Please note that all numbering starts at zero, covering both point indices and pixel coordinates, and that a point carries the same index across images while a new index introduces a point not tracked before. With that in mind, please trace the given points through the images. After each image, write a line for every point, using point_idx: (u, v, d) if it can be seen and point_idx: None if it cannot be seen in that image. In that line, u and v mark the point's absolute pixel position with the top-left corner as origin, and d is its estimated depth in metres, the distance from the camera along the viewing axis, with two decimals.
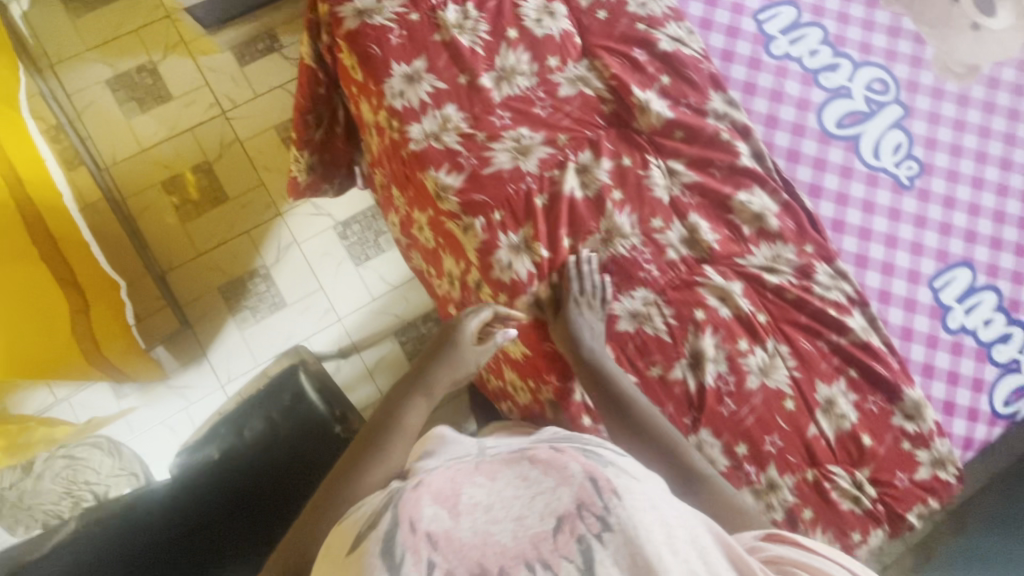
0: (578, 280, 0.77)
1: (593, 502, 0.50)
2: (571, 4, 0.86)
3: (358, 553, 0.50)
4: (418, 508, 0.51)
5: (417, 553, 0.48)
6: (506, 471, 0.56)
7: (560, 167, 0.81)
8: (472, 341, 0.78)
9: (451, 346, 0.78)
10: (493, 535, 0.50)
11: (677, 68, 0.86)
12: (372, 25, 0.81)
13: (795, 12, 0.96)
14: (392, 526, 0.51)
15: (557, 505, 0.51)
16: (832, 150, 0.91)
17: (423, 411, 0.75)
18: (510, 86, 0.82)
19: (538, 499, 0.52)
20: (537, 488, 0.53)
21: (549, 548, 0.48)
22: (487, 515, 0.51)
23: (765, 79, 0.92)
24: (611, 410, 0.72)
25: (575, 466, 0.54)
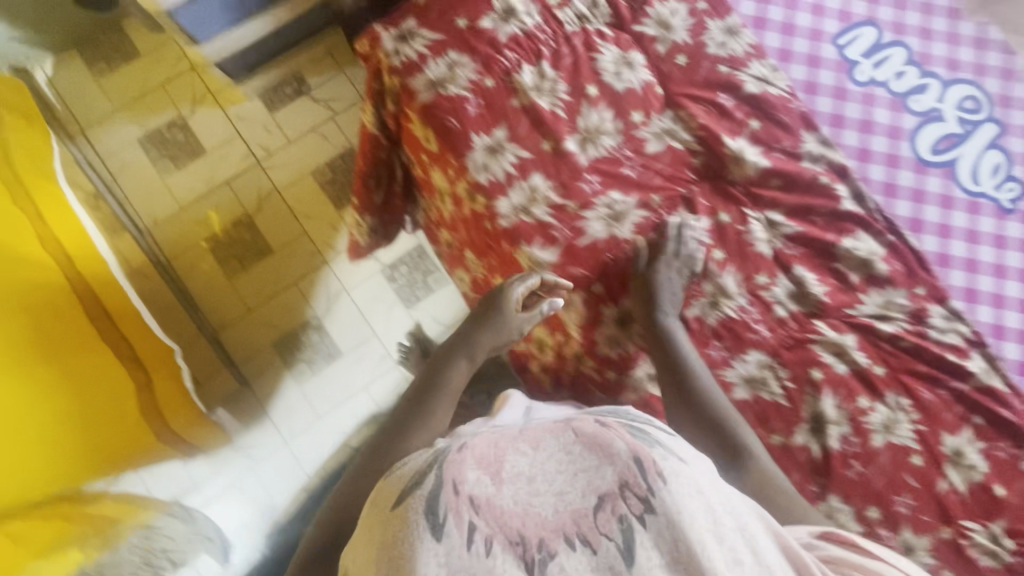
0: (678, 275, 0.75)
1: (638, 484, 0.45)
2: (648, 51, 0.82)
3: (401, 508, 0.46)
4: (462, 471, 0.47)
5: (459, 516, 0.44)
6: (553, 439, 0.50)
7: (655, 230, 0.77)
8: (516, 307, 0.75)
9: (495, 312, 0.74)
10: (535, 509, 0.46)
11: (766, 110, 0.81)
12: (448, 96, 0.77)
13: (876, 32, 0.91)
14: (433, 488, 0.46)
15: (603, 484, 0.46)
16: (930, 179, 0.87)
17: (466, 375, 0.73)
18: (596, 148, 0.78)
19: (580, 477, 0.47)
20: (581, 466, 0.48)
21: (589, 525, 0.45)
22: (530, 486, 0.47)
23: (852, 110, 0.88)
24: (676, 377, 0.71)
25: (621, 445, 0.48)
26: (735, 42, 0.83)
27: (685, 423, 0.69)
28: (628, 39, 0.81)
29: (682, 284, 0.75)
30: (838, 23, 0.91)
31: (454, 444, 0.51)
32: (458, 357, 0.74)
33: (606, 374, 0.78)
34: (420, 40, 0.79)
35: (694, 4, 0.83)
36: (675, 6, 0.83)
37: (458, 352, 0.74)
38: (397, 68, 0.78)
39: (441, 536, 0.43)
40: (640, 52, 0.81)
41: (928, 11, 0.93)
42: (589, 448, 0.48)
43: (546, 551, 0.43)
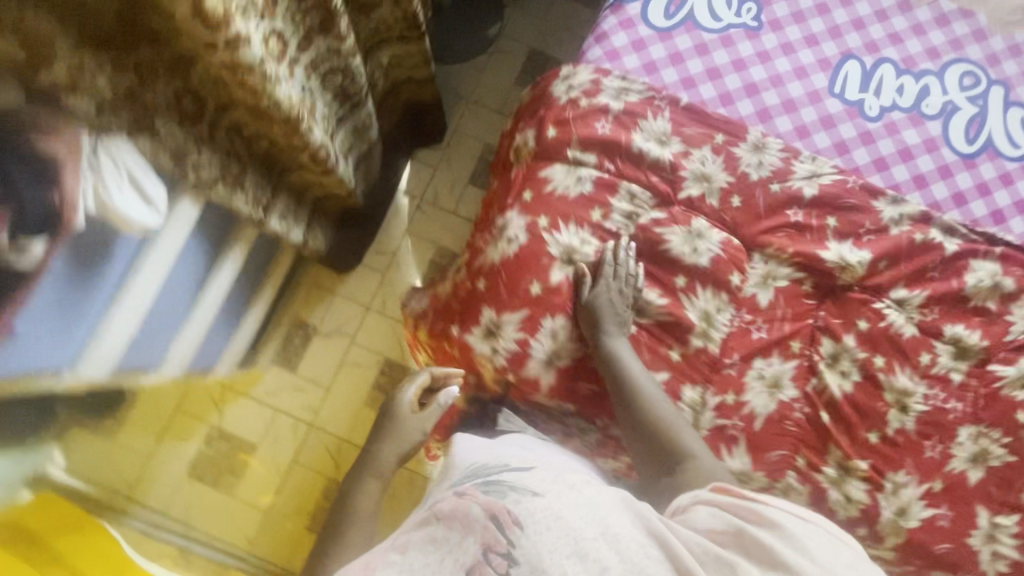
0: (620, 294, 0.75)
1: (497, 543, 0.52)
2: (704, 210, 0.81)
3: None
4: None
5: None
6: (420, 534, 0.56)
7: (813, 372, 0.77)
8: (413, 410, 0.81)
9: (398, 423, 0.80)
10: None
11: (832, 202, 0.81)
12: (566, 364, 0.77)
13: (858, 62, 0.93)
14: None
15: (468, 558, 0.51)
16: (982, 166, 0.89)
17: (375, 493, 0.76)
18: (719, 329, 0.77)
19: (447, 560, 0.52)
20: (449, 546, 0.53)
21: None
22: None
23: (885, 144, 0.89)
24: (630, 391, 0.72)
25: (476, 509, 0.55)
26: (767, 155, 0.83)
27: (632, 435, 0.72)
28: (681, 210, 0.80)
29: (624, 301, 0.75)
30: (825, 73, 0.92)
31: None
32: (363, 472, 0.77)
33: (859, 532, 0.73)
34: (509, 327, 0.76)
35: (714, 142, 0.83)
36: (701, 154, 0.82)
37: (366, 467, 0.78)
38: (505, 366, 0.76)
39: None
40: (699, 216, 0.80)
41: (886, 17, 0.95)
42: (449, 525, 0.54)
43: None
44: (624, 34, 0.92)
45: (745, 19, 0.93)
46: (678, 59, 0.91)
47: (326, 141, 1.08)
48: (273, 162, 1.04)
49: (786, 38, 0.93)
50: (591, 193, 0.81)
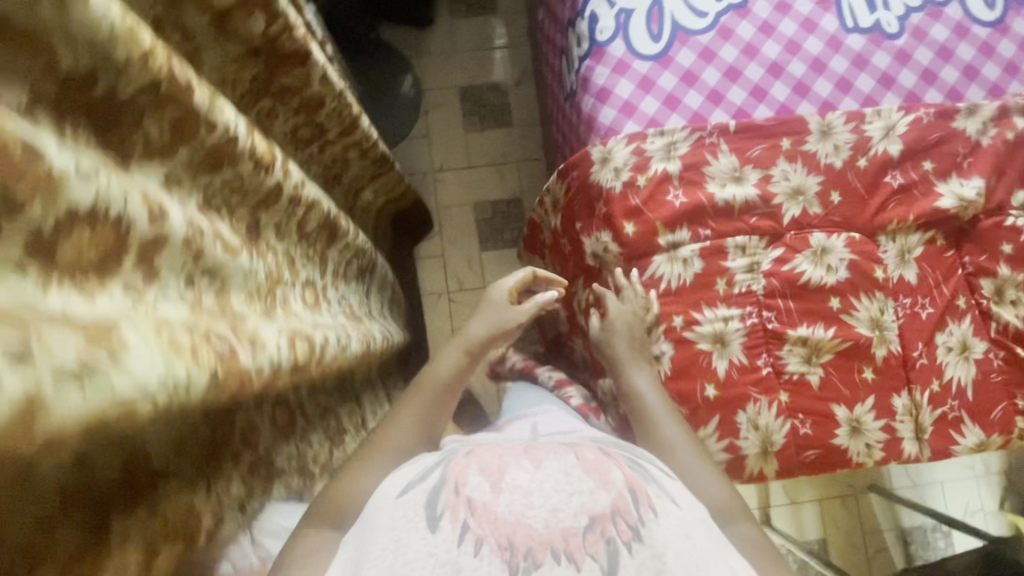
0: (637, 316, 0.74)
1: (629, 513, 0.49)
2: (813, 222, 0.77)
3: (403, 499, 0.52)
4: (464, 474, 0.51)
5: (455, 514, 0.48)
6: (554, 459, 0.52)
7: (987, 316, 0.76)
8: (510, 301, 0.83)
9: (498, 306, 0.82)
10: (527, 520, 0.47)
11: (920, 147, 0.78)
12: (782, 447, 0.73)
13: None
14: (438, 483, 0.51)
15: (595, 507, 0.48)
16: (1014, 24, 0.86)
17: (460, 359, 0.75)
18: (891, 327, 0.75)
19: (575, 496, 0.49)
20: (576, 486, 0.49)
21: (576, 544, 0.47)
22: (527, 498, 0.49)
23: (922, 53, 0.85)
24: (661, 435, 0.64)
25: (618, 475, 0.52)
26: (838, 133, 0.79)
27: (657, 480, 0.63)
28: (794, 234, 0.76)
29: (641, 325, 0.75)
30: (831, 12, 0.86)
31: (464, 449, 0.57)
32: (455, 348, 0.76)
33: None
34: (710, 441, 0.73)
35: (784, 151, 0.78)
36: (780, 170, 0.78)
37: (462, 345, 0.76)
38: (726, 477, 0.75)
39: (435, 527, 0.48)
40: (814, 231, 0.76)
41: None
42: (587, 472, 0.51)
43: (531, 560, 0.46)
44: (625, 80, 0.84)
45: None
46: (692, 78, 0.84)
47: (372, 326, 0.97)
48: (345, 382, 0.94)
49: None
50: (704, 267, 0.76)
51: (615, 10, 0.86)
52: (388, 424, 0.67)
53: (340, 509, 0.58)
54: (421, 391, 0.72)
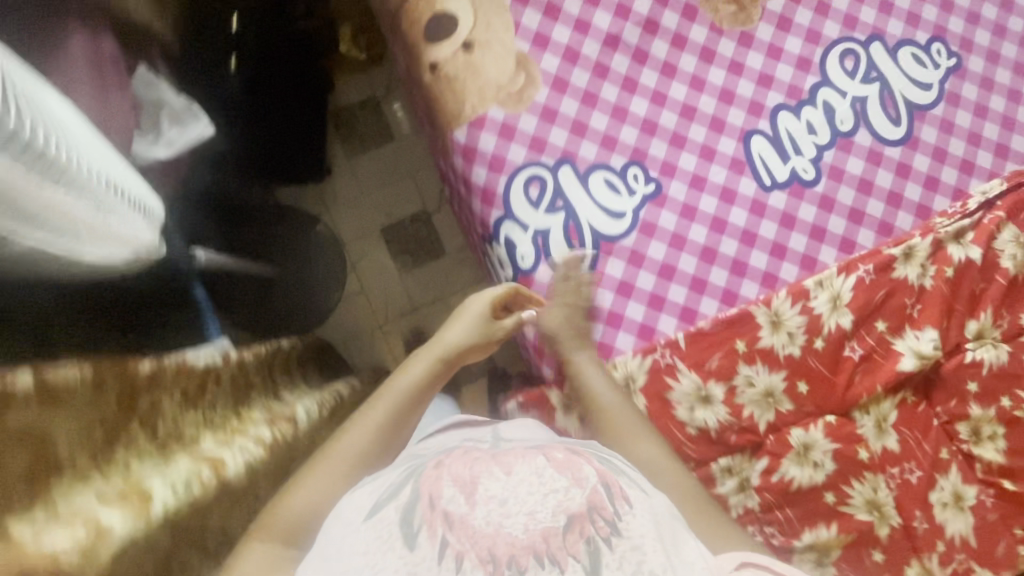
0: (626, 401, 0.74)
1: (604, 508, 0.51)
2: (788, 420, 0.75)
3: (375, 518, 0.50)
4: (439, 487, 0.51)
5: (432, 528, 0.48)
6: (524, 463, 0.54)
7: (970, 457, 0.77)
8: (490, 317, 0.74)
9: (479, 316, 0.73)
10: (506, 529, 0.48)
11: (868, 311, 0.77)
12: None
13: (760, 136, 0.83)
14: (409, 501, 0.51)
15: (572, 505, 0.50)
16: (922, 133, 0.84)
17: (430, 367, 0.70)
18: (888, 501, 0.75)
19: (549, 496, 0.50)
20: (551, 486, 0.51)
21: (557, 544, 0.47)
22: (502, 507, 0.50)
23: (844, 193, 0.82)
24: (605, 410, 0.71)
25: (589, 468, 0.54)
26: (788, 321, 0.76)
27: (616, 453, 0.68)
28: (773, 439, 0.75)
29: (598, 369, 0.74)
30: (747, 174, 0.82)
31: (430, 460, 0.57)
32: (431, 355, 0.70)
33: None
34: None
35: (741, 356, 0.75)
36: (743, 376, 0.75)
37: (439, 350, 0.70)
38: None
39: (412, 544, 0.47)
40: (792, 430, 0.75)
41: (743, 66, 0.84)
42: (559, 469, 0.53)
43: (515, 568, 0.46)
44: None
45: (641, 190, 0.81)
46: (629, 288, 0.80)
47: None
48: None
49: (690, 174, 0.82)
50: None
51: (530, 232, 0.80)
52: (351, 430, 0.64)
53: (294, 524, 0.56)
54: (391, 399, 0.67)
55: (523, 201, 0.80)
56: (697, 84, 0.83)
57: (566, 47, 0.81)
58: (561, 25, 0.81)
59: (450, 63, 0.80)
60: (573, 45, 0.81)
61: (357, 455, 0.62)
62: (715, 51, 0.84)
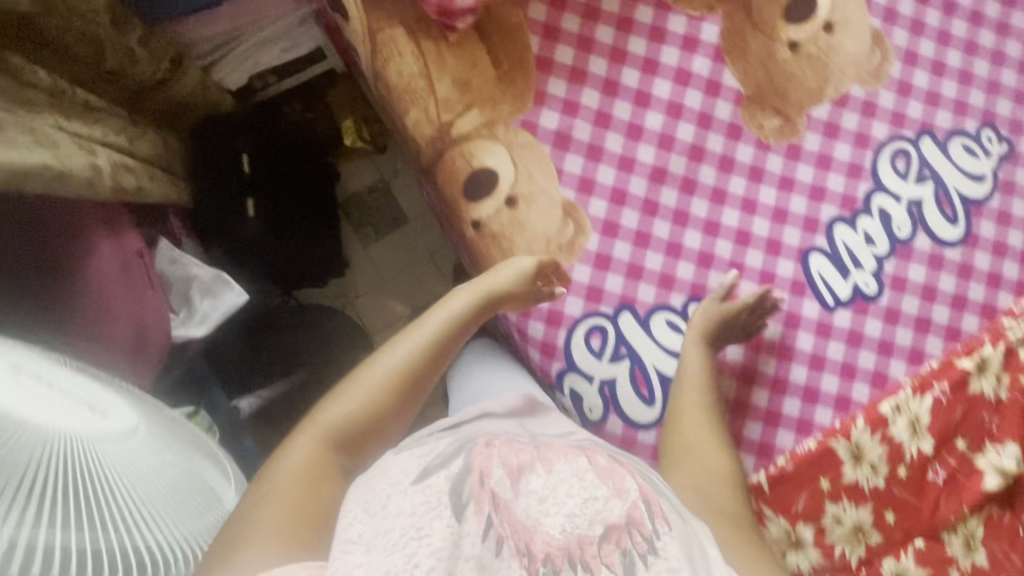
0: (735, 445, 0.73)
1: (643, 524, 0.53)
2: (878, 551, 0.76)
3: (423, 484, 0.52)
4: (489, 465, 0.54)
5: (479, 504, 0.51)
6: (567, 464, 0.58)
7: None
8: (527, 277, 0.71)
9: (513, 271, 0.71)
10: (544, 527, 0.52)
11: (949, 431, 0.76)
12: None
13: (818, 253, 0.81)
14: (459, 473, 0.54)
15: (611, 516, 0.53)
16: (981, 229, 0.82)
17: (471, 304, 0.70)
18: None
19: (589, 500, 0.54)
20: (591, 491, 0.54)
21: (591, 552, 0.50)
22: (541, 504, 0.54)
23: (909, 303, 0.81)
24: (681, 411, 0.73)
25: (631, 483, 0.57)
26: (868, 450, 0.76)
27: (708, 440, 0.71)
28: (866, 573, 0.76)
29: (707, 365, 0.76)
30: (809, 296, 0.80)
31: (481, 436, 0.59)
32: (475, 292, 0.70)
33: None
34: None
35: (826, 495, 0.76)
36: (832, 513, 0.76)
37: (486, 285, 0.70)
38: None
39: (461, 517, 0.50)
40: (882, 559, 0.76)
41: (793, 181, 0.81)
42: (601, 478, 0.56)
43: (551, 568, 0.49)
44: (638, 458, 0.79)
45: None
46: None
47: None
48: None
49: (751, 302, 0.80)
50: None
51: (595, 383, 0.78)
52: (399, 345, 0.66)
53: (340, 430, 0.60)
54: (440, 320, 0.68)
55: (585, 353, 0.78)
56: (749, 206, 0.80)
57: (612, 188, 0.78)
58: (605, 166, 0.77)
59: (495, 220, 0.76)
60: (619, 184, 0.78)
61: (398, 371, 0.65)
62: (764, 169, 0.80)
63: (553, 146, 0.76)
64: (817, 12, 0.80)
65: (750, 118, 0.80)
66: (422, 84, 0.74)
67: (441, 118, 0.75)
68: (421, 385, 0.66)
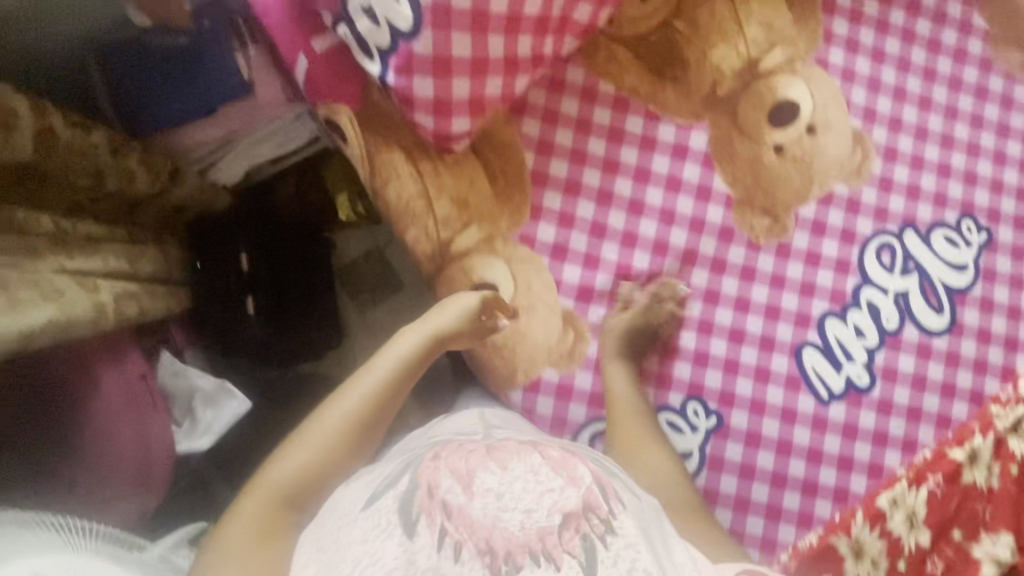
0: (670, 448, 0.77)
1: (598, 507, 0.53)
2: None
3: (371, 508, 0.53)
4: (437, 477, 0.53)
5: (431, 516, 0.50)
6: (520, 460, 0.55)
7: None
8: (472, 317, 0.73)
9: (454, 309, 0.73)
10: (503, 524, 0.50)
11: (943, 524, 0.76)
12: None
13: (811, 347, 0.83)
14: (407, 491, 0.53)
15: (568, 504, 0.52)
16: (966, 317, 0.85)
17: (415, 344, 0.72)
18: None
19: (545, 495, 0.52)
20: (546, 485, 0.53)
21: (552, 541, 0.49)
22: (499, 502, 0.51)
23: (900, 393, 0.83)
24: (623, 415, 0.76)
25: (582, 469, 0.56)
26: (869, 545, 0.77)
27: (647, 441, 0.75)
28: None
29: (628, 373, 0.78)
30: (804, 390, 0.82)
31: (429, 452, 0.58)
32: (420, 333, 0.73)
33: None
34: None
35: None
36: None
37: (429, 327, 0.72)
38: None
39: (412, 531, 0.49)
40: None
41: (784, 278, 0.83)
42: (555, 469, 0.55)
43: (512, 562, 0.48)
44: None
45: (705, 425, 0.80)
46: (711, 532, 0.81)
47: None
48: None
49: (748, 399, 0.81)
50: None
51: None
52: (345, 396, 0.69)
53: (290, 484, 0.62)
54: (384, 366, 0.71)
55: None
56: (742, 305, 0.82)
57: (609, 293, 0.79)
58: (602, 273, 0.79)
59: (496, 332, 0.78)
60: (616, 290, 0.79)
61: (349, 418, 0.67)
62: (755, 268, 0.83)
63: (551, 257, 0.78)
64: (800, 116, 0.83)
65: (740, 219, 0.82)
66: (420, 205, 0.76)
67: (441, 235, 0.76)
68: (370, 429, 0.68)
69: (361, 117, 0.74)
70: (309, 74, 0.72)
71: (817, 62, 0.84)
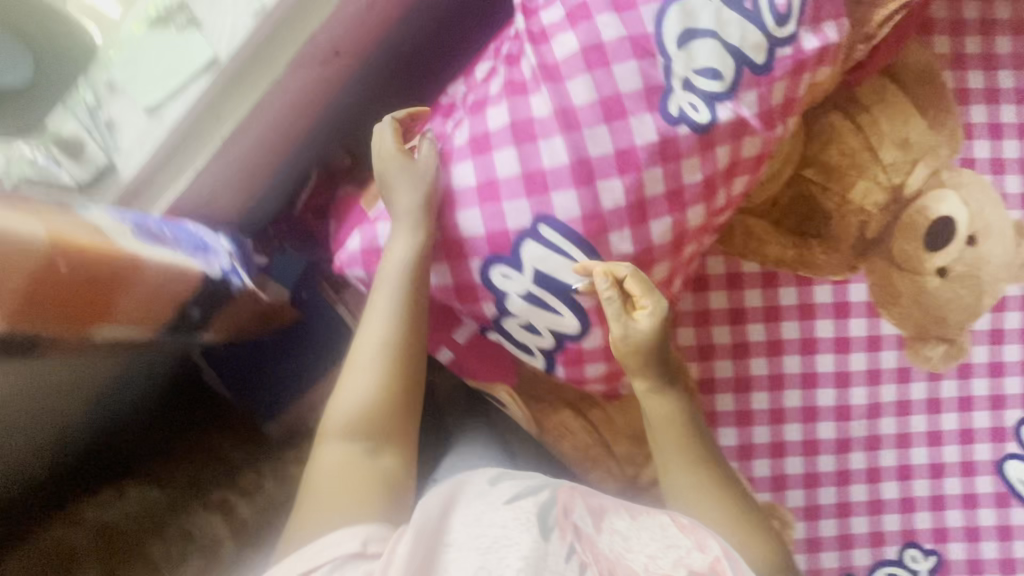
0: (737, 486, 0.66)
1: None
2: None
3: (510, 503, 0.49)
4: (574, 503, 0.50)
5: (564, 535, 0.47)
6: (651, 517, 0.55)
7: None
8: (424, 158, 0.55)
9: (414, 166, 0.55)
10: (627, 561, 0.48)
11: None
12: None
13: (1014, 459, 0.79)
14: (546, 500, 0.49)
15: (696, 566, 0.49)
16: None
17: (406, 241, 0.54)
18: None
19: (677, 556, 0.50)
20: (673, 543, 0.51)
21: None
22: (625, 543, 0.50)
23: None
24: (677, 466, 0.65)
25: (712, 540, 0.53)
26: None
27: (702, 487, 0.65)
28: None
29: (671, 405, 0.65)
30: (1015, 505, 0.79)
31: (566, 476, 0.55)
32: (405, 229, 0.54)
33: None
34: None
35: None
36: None
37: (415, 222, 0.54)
38: None
39: (547, 538, 0.45)
40: None
41: (971, 398, 0.79)
42: (683, 532, 0.54)
43: None
44: None
45: (924, 566, 0.79)
46: None
47: None
48: None
49: (962, 529, 0.79)
50: None
51: None
52: (370, 322, 0.56)
53: (352, 425, 0.55)
54: (389, 283, 0.55)
55: None
56: (935, 438, 0.79)
57: (804, 474, 0.77)
58: (791, 457, 0.76)
59: None
60: (809, 469, 0.77)
61: (381, 356, 0.56)
62: (940, 398, 0.78)
63: (739, 459, 0.75)
64: (958, 230, 0.75)
65: (915, 355, 0.77)
66: (600, 450, 0.73)
67: (626, 471, 0.73)
68: (411, 358, 0.57)
69: (521, 391, 0.70)
70: (455, 363, 0.67)
71: (962, 163, 0.76)
